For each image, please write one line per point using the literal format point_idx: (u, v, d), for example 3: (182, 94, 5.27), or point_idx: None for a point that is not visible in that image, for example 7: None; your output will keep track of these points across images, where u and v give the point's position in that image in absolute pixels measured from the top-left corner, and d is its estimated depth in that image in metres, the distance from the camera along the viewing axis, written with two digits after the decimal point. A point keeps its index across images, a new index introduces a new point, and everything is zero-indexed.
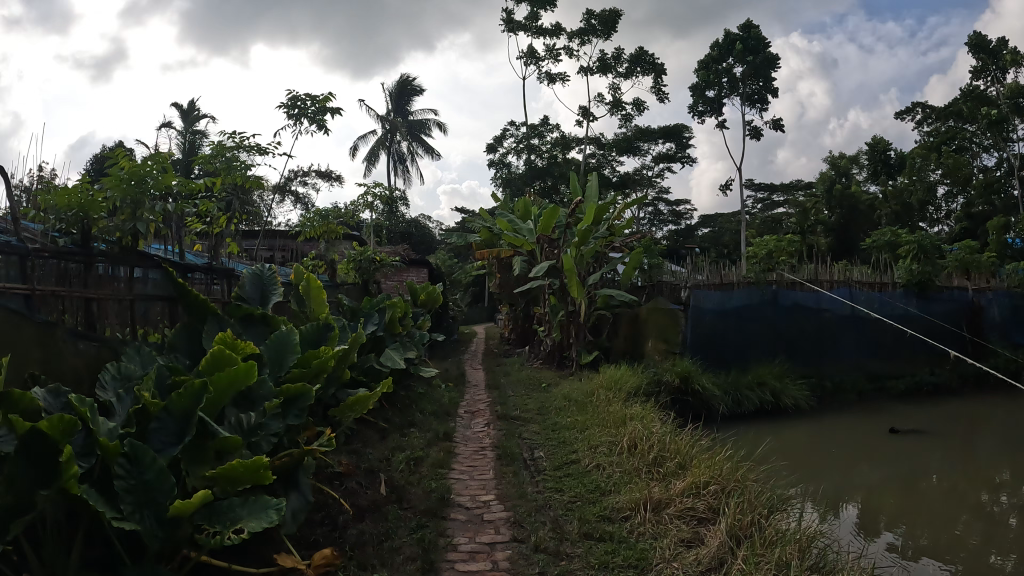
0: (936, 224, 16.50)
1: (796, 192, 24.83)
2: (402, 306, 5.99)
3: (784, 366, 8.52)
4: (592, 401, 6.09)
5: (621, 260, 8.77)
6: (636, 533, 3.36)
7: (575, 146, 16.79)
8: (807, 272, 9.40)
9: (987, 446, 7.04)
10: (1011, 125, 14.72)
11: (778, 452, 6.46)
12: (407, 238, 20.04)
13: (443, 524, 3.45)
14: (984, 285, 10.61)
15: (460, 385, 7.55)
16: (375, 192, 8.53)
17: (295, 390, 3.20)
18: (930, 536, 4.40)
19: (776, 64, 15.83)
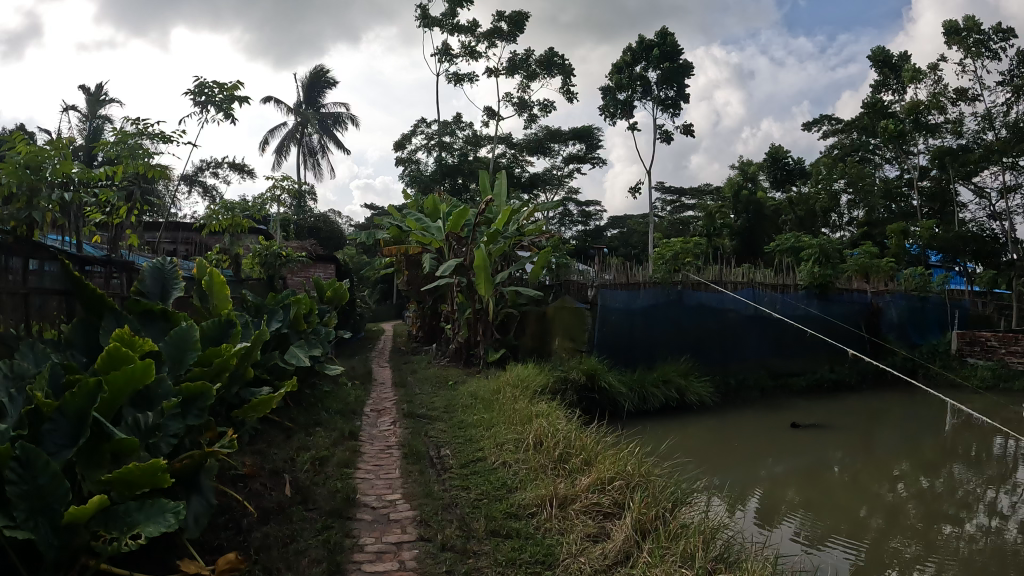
0: (839, 230, 17.81)
1: (704, 196, 25.83)
2: (308, 302, 5.81)
3: (688, 364, 8.80)
4: (500, 399, 6.12)
5: (530, 259, 8.84)
6: (543, 529, 3.40)
7: (486, 144, 16.81)
8: (712, 273, 9.78)
9: (878, 439, 7.51)
10: (911, 140, 15.81)
11: (683, 448, 6.68)
12: (316, 233, 19.49)
13: (349, 525, 3.38)
14: (883, 287, 11.39)
15: (366, 383, 7.40)
16: (283, 185, 8.25)
17: (195, 389, 3.05)
18: (828, 526, 4.65)
19: (688, 73, 16.39)
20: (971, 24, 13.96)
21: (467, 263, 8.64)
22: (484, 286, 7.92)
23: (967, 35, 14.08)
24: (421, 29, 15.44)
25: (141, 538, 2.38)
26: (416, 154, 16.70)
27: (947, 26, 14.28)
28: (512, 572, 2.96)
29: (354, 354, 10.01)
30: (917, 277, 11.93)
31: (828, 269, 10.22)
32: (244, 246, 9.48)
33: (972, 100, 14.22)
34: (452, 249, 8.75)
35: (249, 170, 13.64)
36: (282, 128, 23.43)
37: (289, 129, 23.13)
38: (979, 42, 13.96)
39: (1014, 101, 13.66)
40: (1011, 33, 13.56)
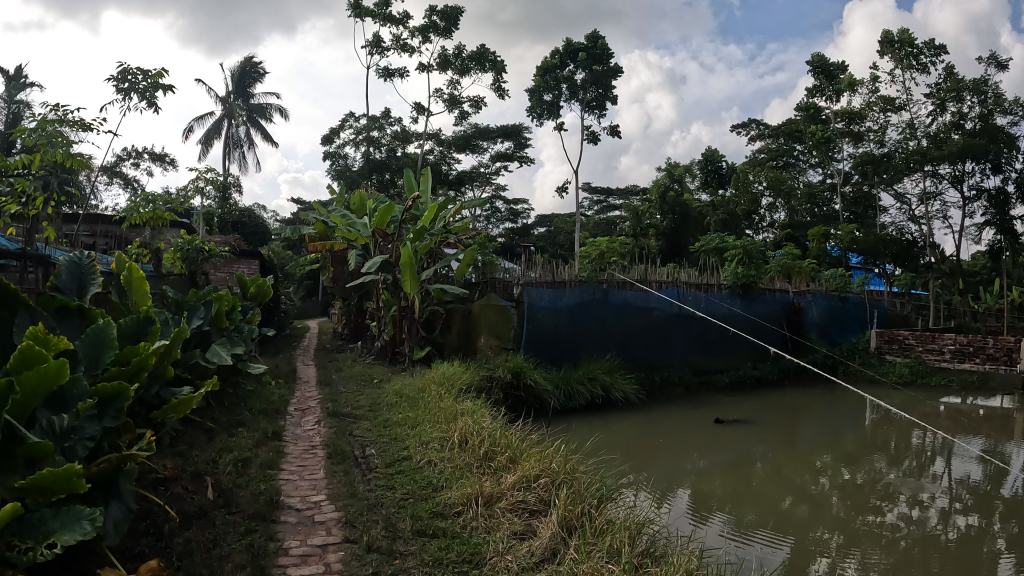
0: (762, 232, 18.52)
1: (630, 197, 26.36)
2: (231, 299, 5.62)
3: (613, 362, 8.94)
4: (425, 397, 6.07)
5: (456, 256, 8.81)
6: (469, 528, 3.39)
7: (414, 140, 16.68)
8: (638, 272, 9.97)
9: (797, 433, 7.80)
10: (836, 146, 16.52)
11: (610, 445, 6.77)
12: (239, 227, 18.57)
13: (273, 528, 3.29)
14: (805, 288, 11.88)
15: (290, 382, 7.24)
16: (207, 176, 7.96)
17: (113, 389, 2.89)
18: (749, 518, 4.80)
19: (616, 76, 16.68)
20: (906, 37, 14.65)
21: (393, 260, 8.52)
22: (410, 284, 7.86)
23: (901, 47, 14.78)
24: (353, 19, 15.19)
25: (56, 547, 2.26)
26: (344, 148, 16.46)
27: (883, 36, 14.95)
28: (438, 572, 2.94)
29: (278, 352, 9.76)
30: (838, 278, 12.62)
31: (751, 270, 10.61)
32: (165, 240, 9.10)
33: (899, 109, 14.93)
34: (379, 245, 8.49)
35: (173, 161, 13.12)
36: (208, 118, 22.67)
37: (216, 119, 22.40)
38: (911, 54, 14.67)
39: (936, 112, 14.43)
40: (943, 49, 14.34)
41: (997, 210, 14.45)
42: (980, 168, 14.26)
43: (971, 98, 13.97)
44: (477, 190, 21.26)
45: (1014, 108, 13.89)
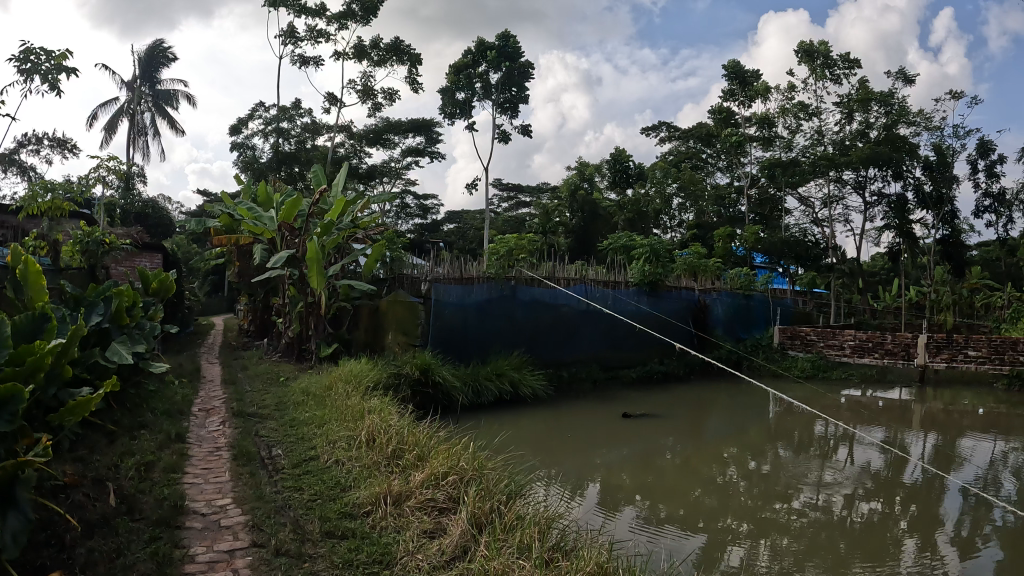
0: (670, 231, 19.11)
1: (540, 195, 26.73)
2: (131, 294, 5.35)
3: (521, 358, 9.05)
4: (332, 395, 5.96)
5: (364, 251, 8.64)
6: (378, 528, 3.35)
7: (325, 133, 16.41)
8: (546, 270, 9.83)
9: (704, 426, 8.07)
10: (745, 150, 17.22)
11: (524, 441, 6.82)
12: (143, 218, 17.67)
13: (178, 534, 3.15)
14: (710, 285, 12.31)
15: (194, 381, 6.96)
16: (110, 165, 7.54)
17: (7, 391, 2.69)
18: (660, 509, 4.93)
19: (529, 75, 16.90)
20: (823, 49, 15.36)
21: (300, 255, 8.33)
22: (315, 279, 7.68)
23: (818, 58, 15.47)
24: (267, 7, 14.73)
25: None
26: (252, 139, 15.95)
27: (802, 46, 15.60)
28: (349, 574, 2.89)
29: (181, 350, 9.36)
30: (742, 276, 13.02)
31: (658, 268, 10.86)
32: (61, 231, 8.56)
33: (811, 115, 15.62)
34: (285, 240, 8.42)
35: (72, 148, 12.37)
36: (112, 103, 21.54)
37: (119, 104, 21.26)
38: (825, 65, 15.39)
39: (844, 121, 15.17)
40: (856, 63, 15.14)
41: (896, 215, 15.39)
42: (882, 175, 15.12)
43: (877, 108, 14.78)
44: (388, 184, 21.15)
45: (916, 119, 14.80)
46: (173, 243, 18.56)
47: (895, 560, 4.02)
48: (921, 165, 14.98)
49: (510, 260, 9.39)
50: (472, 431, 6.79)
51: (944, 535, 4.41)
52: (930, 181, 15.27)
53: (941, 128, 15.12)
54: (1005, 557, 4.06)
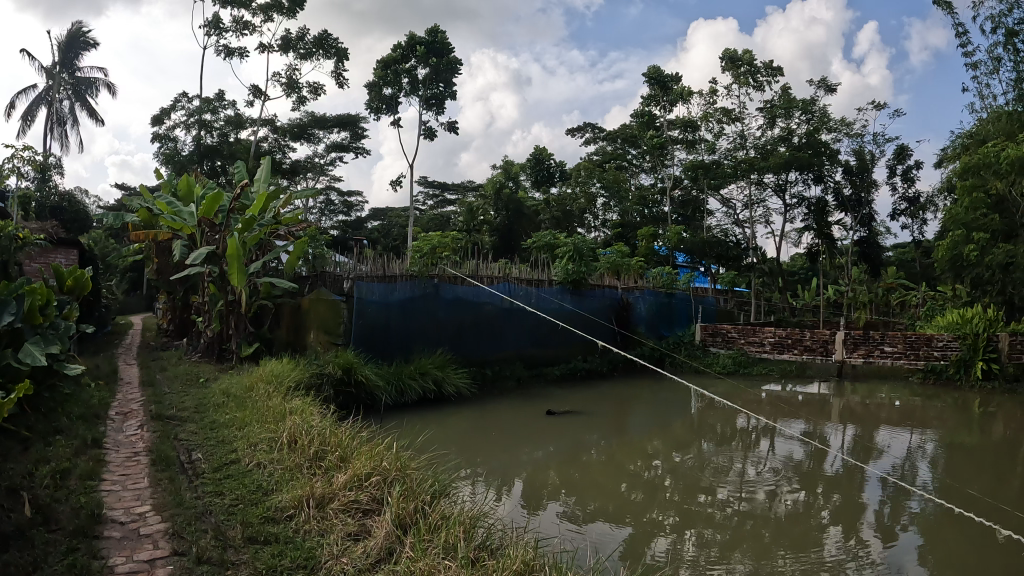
0: (594, 230, 19.43)
1: (465, 192, 26.87)
2: (44, 293, 5.10)
3: (444, 357, 9.03)
4: (253, 396, 5.83)
5: (286, 247, 8.41)
6: (302, 532, 3.30)
7: (248, 126, 16.24)
8: (469, 267, 9.88)
9: (631, 422, 8.21)
10: (669, 152, 17.69)
11: (454, 441, 6.80)
12: (58, 213, 16.82)
13: (97, 544, 3.02)
14: (633, 284, 12.60)
15: (112, 383, 6.69)
16: (24, 156, 7.16)
17: None
18: (589, 505, 4.99)
19: (456, 72, 16.98)
20: (747, 57, 15.80)
21: (220, 251, 8.08)
22: (236, 276, 7.48)
23: (741, 65, 15.93)
24: None
25: None
26: (174, 131, 15.48)
27: (727, 53, 16.02)
28: None
29: (98, 351, 8.98)
30: (665, 275, 13.44)
31: (581, 266, 11.04)
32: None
33: (733, 120, 16.07)
34: (204, 236, 8.14)
35: None
36: (30, 91, 20.57)
37: (36, 92, 20.28)
38: (749, 72, 15.84)
39: (766, 126, 15.64)
40: (778, 71, 15.65)
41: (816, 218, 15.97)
42: (803, 179, 15.71)
43: (799, 115, 15.30)
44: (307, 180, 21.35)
45: (837, 126, 15.39)
46: (90, 239, 17.82)
47: (820, 548, 4.15)
48: (841, 169, 15.59)
49: (433, 257, 9.30)
50: (399, 431, 6.72)
51: (868, 524, 4.58)
52: (850, 185, 15.95)
53: (862, 135, 15.78)
54: (922, 542, 4.26)
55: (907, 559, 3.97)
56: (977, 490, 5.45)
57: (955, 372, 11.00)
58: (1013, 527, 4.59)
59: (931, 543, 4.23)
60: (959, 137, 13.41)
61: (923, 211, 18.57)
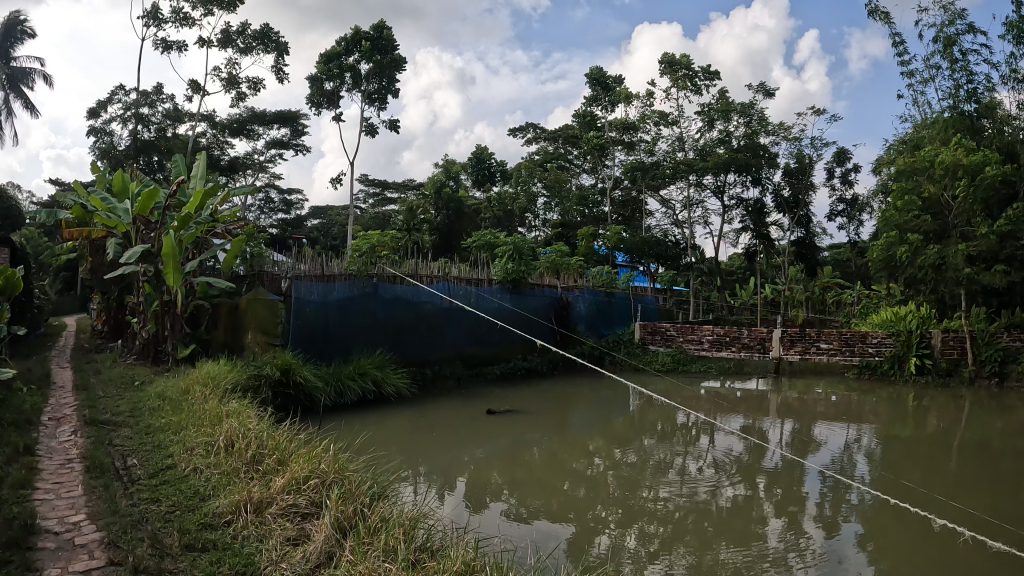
0: (534, 229, 19.66)
1: (405, 191, 26.91)
2: None
3: (383, 356, 8.97)
4: (189, 399, 5.70)
5: (223, 246, 8.23)
6: (240, 538, 3.24)
7: (186, 121, 15.95)
8: (409, 266, 9.84)
9: (574, 420, 8.29)
10: (610, 152, 18.33)
11: (398, 442, 6.76)
12: None
13: (30, 556, 2.91)
14: (572, 283, 12.72)
15: (44, 387, 6.44)
16: None
17: None
18: (534, 503, 5.01)
19: (399, 68, 17.02)
20: (683, 61, 16.13)
21: (156, 250, 7.79)
22: (172, 276, 7.27)
23: (679, 69, 16.24)
24: None
25: None
26: (110, 124, 15.06)
27: (665, 57, 16.30)
28: None
29: (28, 355, 8.63)
30: (605, 274, 13.58)
31: (520, 266, 11.02)
32: None
33: (671, 123, 16.42)
34: (139, 233, 7.79)
35: None
36: None
37: None
38: (686, 75, 16.16)
39: (705, 128, 15.97)
40: (715, 74, 16.00)
41: (753, 220, 16.40)
42: (741, 181, 16.11)
43: (737, 118, 15.68)
44: (245, 176, 21.11)
45: (776, 130, 15.83)
46: (21, 237, 17.12)
47: (762, 540, 4.25)
48: (776, 172, 16.08)
49: (371, 257, 9.29)
50: (340, 433, 6.64)
51: (809, 515, 4.69)
52: (789, 187, 16.48)
53: (800, 139, 16.26)
54: (864, 532, 4.39)
55: (847, 549, 4.09)
56: (912, 482, 5.64)
57: (889, 366, 11.46)
58: (948, 517, 4.77)
59: (869, 533, 4.38)
60: (893, 142, 13.94)
61: (860, 212, 19.20)
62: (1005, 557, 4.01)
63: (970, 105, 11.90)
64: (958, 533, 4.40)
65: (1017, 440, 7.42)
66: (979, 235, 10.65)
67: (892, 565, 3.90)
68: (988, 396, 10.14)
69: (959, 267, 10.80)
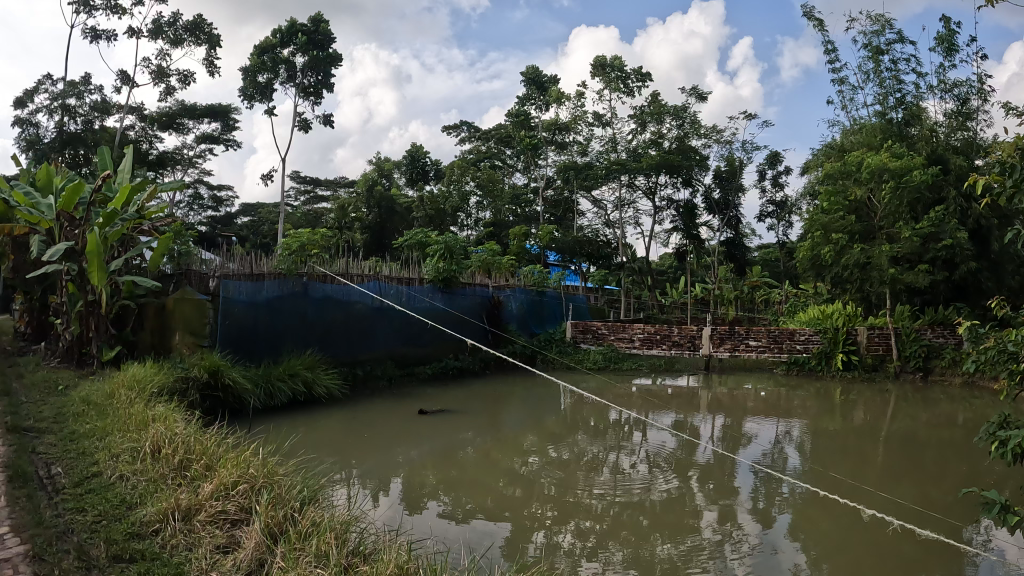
0: (466, 228, 19.77)
1: (337, 189, 26.75)
2: None
3: (313, 357, 8.86)
4: (115, 404, 5.49)
5: (150, 244, 7.97)
6: (169, 547, 3.16)
7: (114, 113, 15.43)
8: (339, 265, 9.74)
9: (507, 419, 8.36)
10: (541, 151, 18.80)
11: (332, 444, 6.70)
12: None
13: None
14: (504, 282, 12.80)
15: None
16: None
17: None
18: (470, 502, 5.03)
19: (335, 64, 16.92)
20: (616, 63, 16.43)
21: (80, 247, 7.43)
22: (96, 274, 7.02)
23: (611, 71, 16.53)
24: None
25: None
26: (36, 115, 14.42)
27: (597, 59, 16.57)
28: None
29: None
30: (536, 274, 13.86)
31: (451, 265, 11.07)
32: None
33: (603, 124, 16.75)
34: (62, 230, 7.44)
35: None
36: None
37: None
38: (619, 78, 16.47)
39: (638, 129, 16.30)
40: (646, 77, 16.36)
41: (684, 220, 16.88)
42: (672, 182, 16.51)
43: (670, 121, 16.05)
44: (173, 172, 20.56)
45: (707, 133, 16.30)
46: None
47: (698, 532, 4.35)
48: (704, 175, 16.60)
49: (301, 255, 9.16)
50: (268, 436, 6.51)
51: (744, 508, 4.82)
52: (718, 189, 17.05)
53: (730, 142, 16.78)
54: (795, 523, 4.54)
55: (781, 539, 4.23)
56: (840, 474, 5.85)
57: (816, 363, 11.81)
58: (874, 507, 4.97)
59: (801, 523, 4.53)
60: (822, 146, 14.49)
61: (789, 214, 19.89)
62: (928, 544, 4.21)
63: (899, 111, 12.47)
64: (885, 523, 4.60)
65: (940, 432, 7.75)
66: (903, 237, 11.12)
67: (822, 555, 4.05)
68: (913, 390, 10.59)
69: (884, 268, 11.27)
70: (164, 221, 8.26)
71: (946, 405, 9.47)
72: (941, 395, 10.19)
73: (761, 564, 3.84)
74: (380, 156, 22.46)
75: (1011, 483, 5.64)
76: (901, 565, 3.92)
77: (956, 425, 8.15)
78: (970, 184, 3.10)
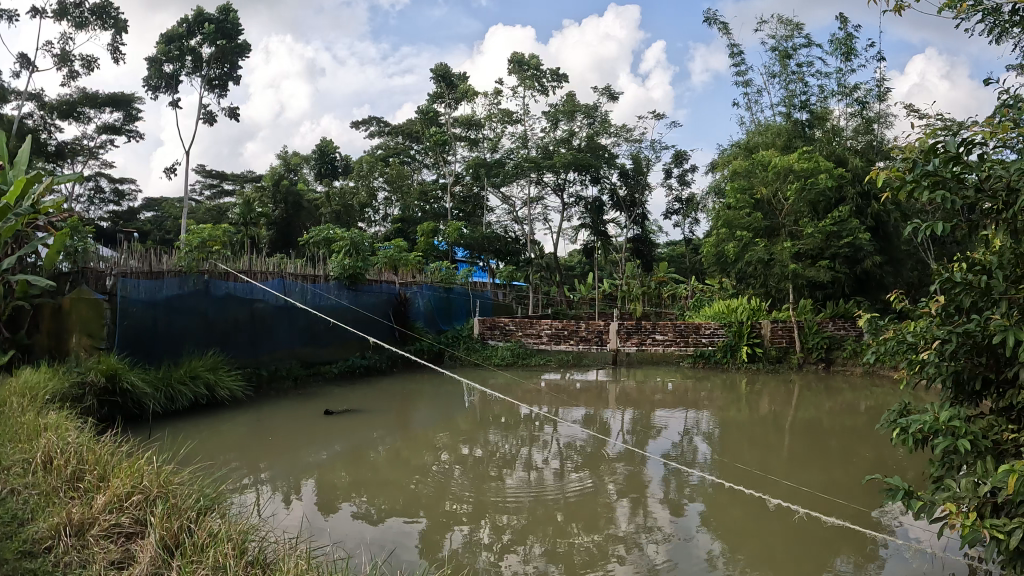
0: (375, 224, 19.67)
1: (244, 184, 26.06)
2: None
3: (216, 357, 8.57)
4: (5, 411, 5.12)
5: (46, 240, 7.44)
6: (62, 565, 2.98)
7: (11, 99, 14.50)
8: (243, 262, 9.53)
9: (419, 417, 8.34)
10: (450, 149, 19.02)
11: (238, 448, 6.51)
12: None
13: None
14: (410, 280, 12.78)
15: None
16: None
17: None
18: (385, 502, 4.99)
19: (244, 54, 16.45)
20: (533, 62, 16.58)
21: None
22: None
23: (527, 69, 16.68)
24: None
25: None
26: None
27: (514, 56, 16.66)
28: None
29: None
30: (444, 271, 14.48)
31: (358, 262, 10.95)
32: None
33: (513, 122, 16.98)
34: None
35: None
36: None
37: None
38: (533, 75, 16.66)
39: (551, 127, 16.53)
40: (561, 77, 16.61)
41: (593, 216, 17.33)
42: (580, 180, 16.88)
43: (581, 119, 16.40)
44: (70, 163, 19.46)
45: (616, 132, 16.70)
46: None
47: (611, 524, 4.45)
48: (613, 174, 17.04)
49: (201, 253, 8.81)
50: (167, 442, 6.24)
51: (656, 499, 4.97)
52: (625, 186, 17.54)
53: (637, 142, 17.28)
54: (705, 513, 4.69)
55: (693, 529, 4.38)
56: (745, 464, 6.07)
57: (721, 355, 12.25)
58: (780, 495, 5.19)
59: (711, 513, 4.70)
60: (730, 145, 15.02)
61: (692, 211, 20.72)
62: (834, 529, 4.43)
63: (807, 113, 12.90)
64: (790, 510, 4.81)
65: (839, 419, 8.22)
66: (806, 235, 11.70)
67: (735, 544, 4.19)
68: (816, 380, 11.17)
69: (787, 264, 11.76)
70: (61, 216, 7.74)
71: (849, 394, 10.01)
72: (844, 384, 10.77)
73: (676, 554, 3.94)
74: (288, 150, 22.01)
75: (910, 469, 5.98)
76: (816, 550, 4.10)
77: (857, 413, 8.62)
78: (873, 181, 3.20)
